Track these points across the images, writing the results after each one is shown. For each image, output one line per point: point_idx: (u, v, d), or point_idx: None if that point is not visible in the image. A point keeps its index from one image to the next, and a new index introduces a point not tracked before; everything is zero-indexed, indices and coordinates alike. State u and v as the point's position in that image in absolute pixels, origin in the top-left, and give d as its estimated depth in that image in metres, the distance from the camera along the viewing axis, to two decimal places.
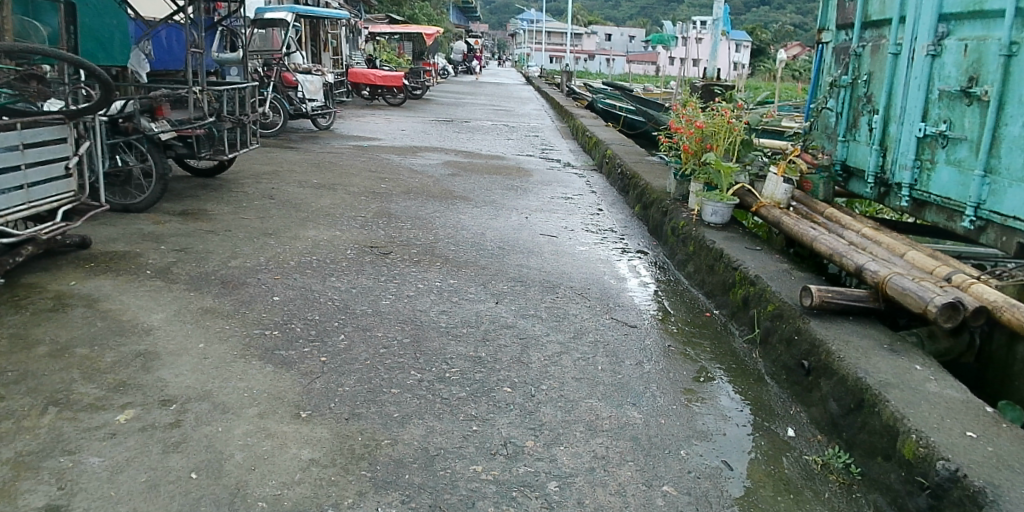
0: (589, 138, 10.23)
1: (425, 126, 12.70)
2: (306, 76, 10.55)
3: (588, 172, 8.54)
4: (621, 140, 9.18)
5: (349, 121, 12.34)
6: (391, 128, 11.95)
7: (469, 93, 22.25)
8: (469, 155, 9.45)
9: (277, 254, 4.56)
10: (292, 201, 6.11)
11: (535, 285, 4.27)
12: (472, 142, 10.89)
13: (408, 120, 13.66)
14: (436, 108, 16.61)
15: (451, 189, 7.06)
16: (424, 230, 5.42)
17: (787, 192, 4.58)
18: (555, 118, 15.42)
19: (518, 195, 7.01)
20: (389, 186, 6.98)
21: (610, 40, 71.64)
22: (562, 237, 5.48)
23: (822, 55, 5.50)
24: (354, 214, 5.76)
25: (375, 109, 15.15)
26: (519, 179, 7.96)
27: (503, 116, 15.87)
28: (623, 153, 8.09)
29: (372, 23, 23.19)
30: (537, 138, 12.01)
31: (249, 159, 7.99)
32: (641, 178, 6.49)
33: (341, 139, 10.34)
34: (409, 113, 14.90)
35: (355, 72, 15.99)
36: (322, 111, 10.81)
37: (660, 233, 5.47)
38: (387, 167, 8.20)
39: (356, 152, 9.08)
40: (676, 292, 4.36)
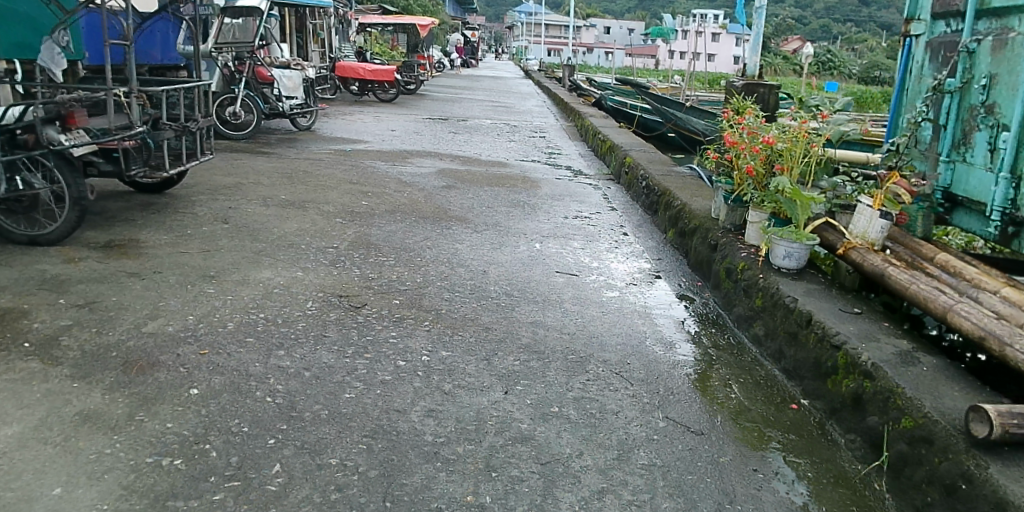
0: (601, 141, 9.13)
1: (418, 125, 11.58)
2: (283, 71, 9.47)
3: (604, 183, 7.43)
4: (639, 145, 8.05)
5: (334, 121, 11.22)
6: (379, 129, 10.81)
7: (466, 88, 21.16)
8: (467, 161, 8.33)
9: (213, 310, 3.46)
10: (252, 226, 5.02)
11: (555, 356, 3.19)
12: (469, 145, 9.78)
13: (399, 118, 12.50)
14: (430, 105, 15.43)
15: (444, 206, 5.95)
16: (410, 267, 4.31)
17: (884, 229, 3.50)
18: (559, 115, 14.28)
19: (525, 214, 5.90)
20: (371, 204, 5.87)
21: (609, 34, 70.44)
22: (584, 275, 4.39)
23: (910, 50, 4.37)
24: (324, 245, 4.67)
25: (364, 106, 13.97)
26: (526, 191, 6.85)
27: (503, 113, 14.70)
28: (645, 162, 6.97)
29: (364, 14, 21.91)
30: (542, 139, 10.89)
31: (210, 168, 6.88)
32: (675, 197, 5.39)
33: (322, 142, 9.20)
34: (401, 111, 13.74)
35: (343, 65, 14.73)
36: (301, 110, 9.79)
37: (706, 273, 4.37)
38: (373, 176, 7.09)
39: (337, 158, 7.97)
40: (743, 367, 3.29)
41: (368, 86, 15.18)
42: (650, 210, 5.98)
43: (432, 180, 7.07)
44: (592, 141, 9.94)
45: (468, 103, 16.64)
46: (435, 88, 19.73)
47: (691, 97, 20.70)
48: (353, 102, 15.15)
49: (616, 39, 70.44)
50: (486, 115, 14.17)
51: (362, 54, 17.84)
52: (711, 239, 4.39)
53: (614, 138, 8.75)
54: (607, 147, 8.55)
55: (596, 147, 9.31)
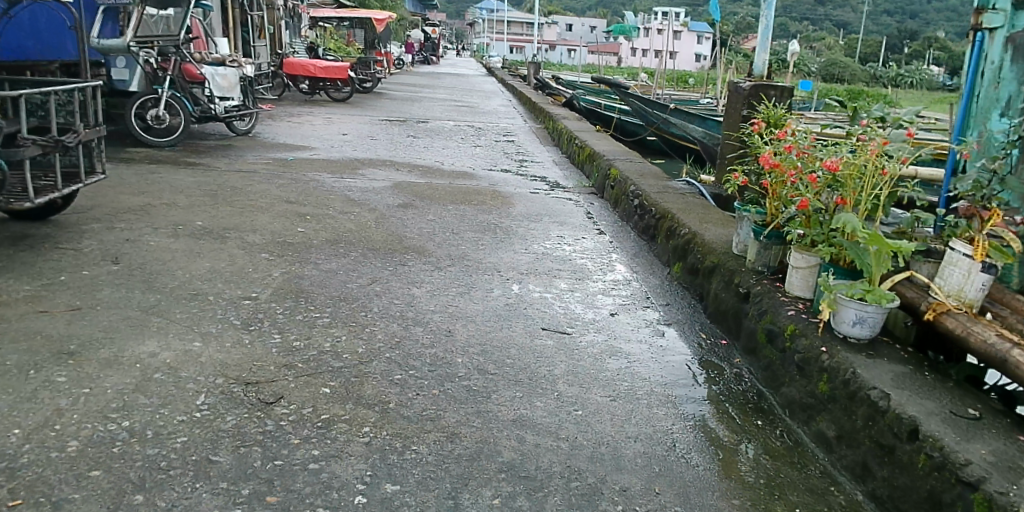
0: (577, 147, 8.16)
1: (374, 128, 10.50)
2: (216, 68, 8.28)
3: (585, 199, 6.45)
4: (623, 154, 7.09)
5: (279, 124, 10.07)
6: (329, 133, 9.71)
7: (427, 86, 20.07)
8: (427, 172, 7.29)
9: (54, 417, 2.40)
10: (151, 266, 3.94)
11: (552, 485, 2.20)
12: (430, 151, 8.74)
13: (353, 120, 11.37)
14: (388, 105, 14.29)
15: (399, 233, 4.93)
16: (350, 328, 3.28)
17: (985, 286, 2.59)
18: (528, 117, 13.30)
19: (498, 242, 4.91)
20: (307, 231, 4.81)
21: (572, 31, 69.74)
22: (578, 331, 3.41)
23: (985, 46, 3.40)
24: (239, 294, 3.61)
25: (315, 108, 12.81)
26: (497, 209, 5.84)
27: (466, 114, 13.64)
28: (634, 174, 6.02)
29: (317, 8, 20.64)
30: (511, 144, 9.90)
31: (118, 186, 5.75)
32: (681, 223, 4.43)
33: (261, 149, 8.08)
34: (356, 112, 12.60)
35: (292, 62, 13.63)
36: (238, 112, 8.63)
37: (732, 330, 3.42)
38: (315, 192, 6.01)
39: (276, 170, 6.88)
40: (813, 490, 2.34)
41: (319, 85, 14.02)
42: (647, 236, 5.01)
43: (386, 196, 6.02)
44: (567, 146, 8.99)
45: (430, 103, 15.54)
46: (395, 87, 18.55)
47: (663, 96, 19.83)
48: (303, 102, 13.95)
49: (580, 36, 69.65)
50: (448, 116, 13.08)
51: (314, 50, 16.59)
52: (739, 285, 3.44)
53: (592, 144, 7.79)
54: (586, 155, 7.58)
55: (571, 155, 8.34)
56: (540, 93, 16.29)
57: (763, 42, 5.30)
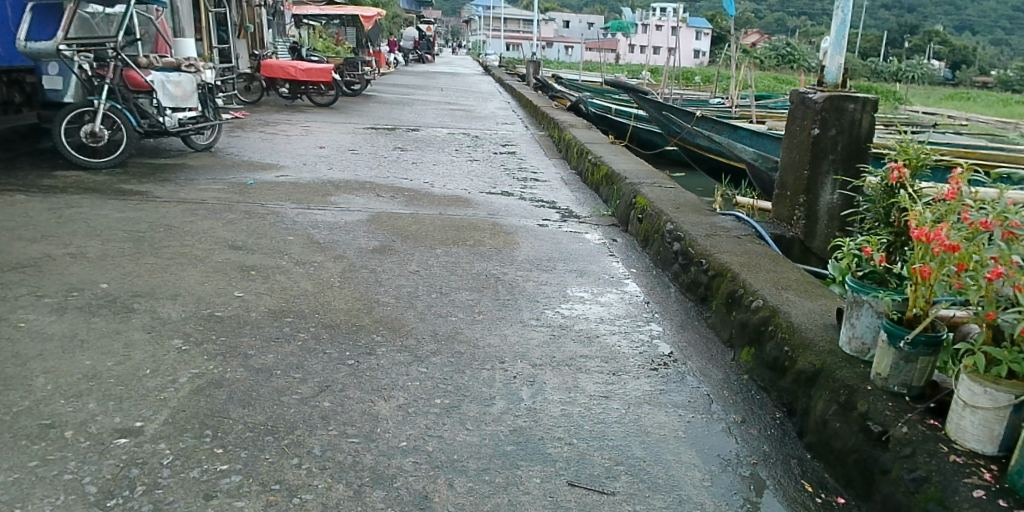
0: (590, 161, 7.02)
1: (357, 139, 9.32)
2: (166, 75, 7.09)
3: (606, 234, 5.27)
4: (648, 175, 5.91)
5: (248, 137, 8.90)
6: (305, 146, 8.53)
7: (420, 88, 18.89)
8: (413, 197, 6.11)
9: None
10: (6, 368, 2.78)
11: None
12: (418, 168, 7.57)
13: (334, 129, 10.18)
14: (375, 110, 13.08)
15: (369, 294, 3.75)
16: (270, 496, 2.11)
17: None
18: (528, 123, 12.13)
19: (500, 305, 3.74)
20: (246, 296, 3.64)
21: (569, 27, 68.50)
22: (624, 488, 2.25)
23: None
24: (115, 423, 2.43)
25: (293, 115, 11.58)
26: (497, 251, 4.66)
27: (462, 120, 12.48)
28: (668, 205, 4.85)
29: (302, 5, 19.41)
30: (511, 157, 8.72)
31: (20, 227, 4.57)
32: (749, 290, 3.28)
33: (219, 169, 6.90)
34: (339, 118, 11.38)
35: (271, 63, 12.55)
36: (195, 125, 7.44)
37: (857, 483, 2.29)
38: (269, 231, 4.83)
39: (230, 198, 5.70)
40: None
41: (301, 88, 12.81)
42: (695, 298, 3.86)
43: (359, 234, 4.85)
44: (576, 159, 7.82)
45: (422, 107, 14.32)
46: (384, 88, 17.31)
47: (670, 96, 18.58)
48: (281, 108, 12.71)
49: (578, 33, 68.26)
50: (441, 122, 11.88)
51: (296, 49, 15.35)
52: (867, 416, 2.30)
53: (608, 160, 6.62)
54: (602, 175, 6.42)
55: (584, 172, 7.18)
56: (541, 95, 15.08)
57: (839, 41, 4.27)
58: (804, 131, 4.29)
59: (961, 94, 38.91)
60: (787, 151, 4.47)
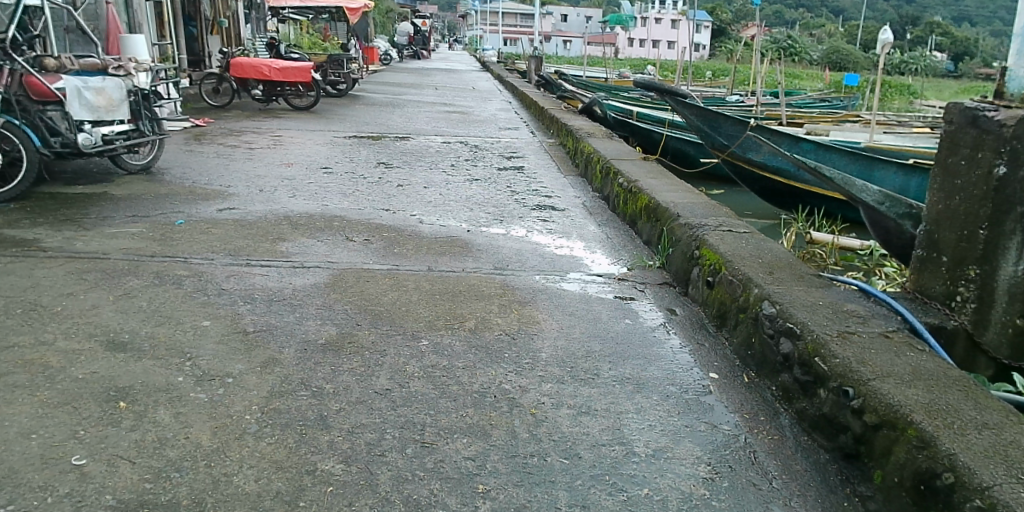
0: (622, 183, 5.53)
1: (334, 153, 7.89)
2: (84, 79, 5.62)
3: (660, 302, 3.79)
4: (708, 211, 4.42)
5: (202, 153, 7.44)
6: (269, 163, 7.08)
7: (412, 86, 17.46)
8: (392, 241, 4.62)
9: None
10: None
11: None
12: (403, 192, 6.13)
13: (309, 139, 8.72)
14: (360, 115, 11.56)
15: (300, 452, 2.27)
16: None
17: None
18: (534, 128, 10.70)
19: (520, 470, 2.25)
20: (91, 468, 2.16)
21: (568, 21, 66.92)
22: None
23: None
24: None
25: (265, 123, 10.06)
26: (509, 341, 3.17)
27: (458, 125, 11.05)
28: (757, 269, 3.36)
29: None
30: (518, 173, 7.26)
31: None
32: (973, 487, 1.84)
33: (150, 200, 5.42)
34: (317, 125, 9.92)
35: (241, 62, 11.31)
36: (125, 143, 6.01)
37: None
38: (178, 309, 3.36)
39: (143, 248, 4.22)
40: None
41: (276, 89, 11.52)
42: (838, 452, 2.39)
43: (308, 314, 3.38)
44: (599, 178, 6.33)
45: (415, 110, 12.80)
46: (373, 88, 15.76)
47: None
48: (254, 113, 11.19)
49: (578, 27, 66.57)
50: (435, 128, 10.44)
51: (275, 47, 13.82)
52: None
53: (649, 187, 5.14)
54: (642, 207, 4.94)
55: (612, 199, 5.70)
56: (547, 95, 13.55)
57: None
58: (980, 170, 2.83)
59: (978, 86, 37.42)
60: (942, 197, 3.00)
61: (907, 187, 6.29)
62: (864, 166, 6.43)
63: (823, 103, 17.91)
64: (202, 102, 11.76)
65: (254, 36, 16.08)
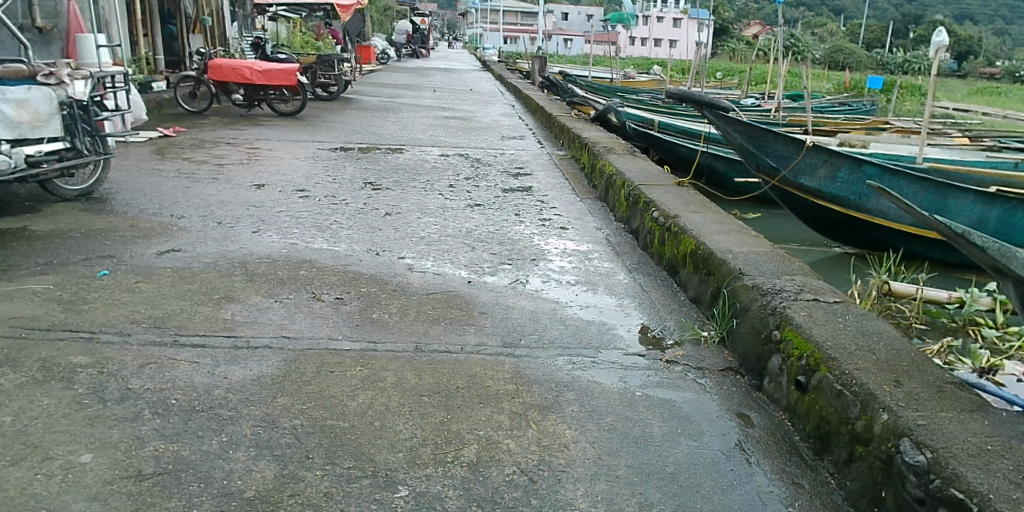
0: (659, 216, 4.55)
1: (315, 169, 6.92)
2: (3, 90, 4.62)
3: (727, 401, 2.82)
4: (779, 267, 3.44)
5: (162, 172, 6.48)
6: (238, 184, 6.12)
7: (411, 87, 16.51)
8: (371, 297, 3.63)
9: None
10: None
11: None
12: (390, 222, 5.16)
13: (289, 152, 7.76)
14: (350, 121, 10.56)
15: None
16: None
17: None
18: (542, 137, 9.74)
19: None
20: None
21: (570, 19, 65.91)
22: None
23: None
24: None
25: (243, 132, 9.10)
26: (526, 488, 2.20)
27: (458, 133, 10.09)
28: (877, 376, 2.40)
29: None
30: (526, 195, 6.28)
31: None
32: None
33: (80, 237, 4.45)
34: (301, 135, 8.96)
35: (219, 63, 10.35)
36: (57, 165, 5.02)
37: None
38: (54, 431, 2.39)
39: (42, 315, 3.25)
40: None
41: (259, 94, 10.55)
42: None
43: (239, 434, 2.40)
44: (626, 205, 5.34)
45: (411, 115, 11.80)
46: (367, 91, 14.76)
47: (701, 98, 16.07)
48: (233, 120, 10.22)
49: (581, 25, 65.56)
50: (432, 137, 9.47)
51: (261, 46, 12.82)
52: None
53: (695, 226, 4.15)
54: (687, 252, 3.96)
55: (645, 235, 4.73)
56: (554, 100, 12.57)
57: None
58: None
59: (992, 87, 36.43)
60: None
61: (986, 220, 5.35)
62: (935, 192, 5.33)
63: (845, 107, 16.88)
64: (178, 107, 10.79)
65: (240, 35, 15.10)
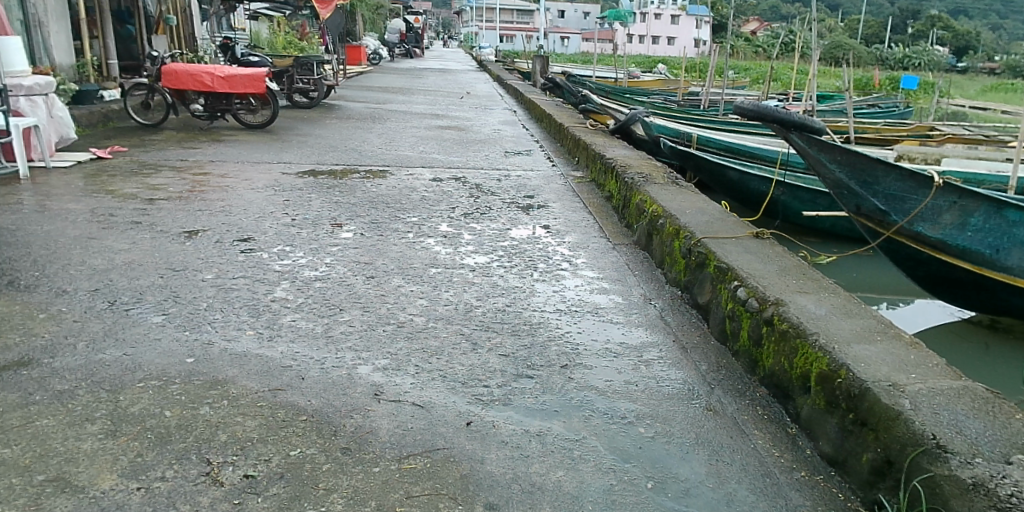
0: (746, 294, 3.12)
1: (270, 204, 5.49)
2: None
3: None
4: (996, 435, 2.05)
5: (68, 214, 5.03)
6: (162, 231, 4.68)
7: (400, 91, 15.11)
8: (301, 470, 2.20)
9: None
10: None
11: None
12: (357, 290, 3.74)
13: (244, 179, 6.33)
14: (328, 134, 9.14)
15: None
16: None
17: None
18: (551, 152, 8.33)
19: None
20: None
21: (566, 17, 64.51)
22: None
23: None
24: None
25: (197, 150, 7.66)
26: None
27: (453, 146, 8.68)
28: None
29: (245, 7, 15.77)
30: (541, 239, 4.84)
31: None
32: None
33: None
34: (266, 153, 7.55)
35: (175, 68, 8.89)
36: None
37: None
38: None
39: None
40: None
41: (222, 104, 9.12)
42: None
43: None
44: (683, 263, 3.90)
45: (399, 124, 10.36)
46: (350, 96, 13.29)
47: (718, 99, 14.68)
48: (191, 134, 8.78)
49: (578, 24, 64.23)
50: (422, 153, 8.05)
51: (230, 48, 11.42)
52: None
53: (815, 323, 2.74)
54: (810, 370, 2.57)
55: (721, 319, 3.32)
56: (560, 106, 11.16)
57: None
58: None
59: (1005, 83, 35.14)
60: None
61: None
62: None
63: (873, 109, 15.46)
64: (128, 120, 9.33)
65: (208, 35, 13.60)
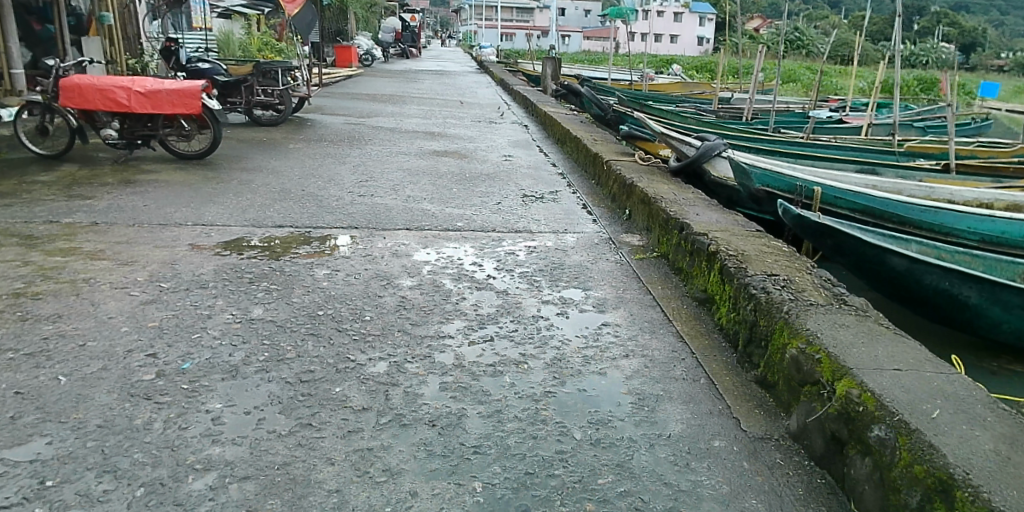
0: None
1: (135, 328, 3.20)
2: None
3: None
4: None
5: None
6: None
7: (390, 99, 12.82)
8: None
9: None
10: None
11: None
12: None
13: (119, 263, 4.04)
14: (285, 168, 6.87)
15: None
16: None
17: None
18: (584, 197, 6.06)
19: None
20: None
21: (569, 14, 62.12)
22: None
23: None
24: None
25: (88, 201, 5.41)
26: None
27: (452, 186, 6.39)
28: None
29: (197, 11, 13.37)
30: (613, 424, 2.56)
31: None
32: None
33: None
34: (182, 207, 5.28)
35: (78, 82, 6.59)
36: None
37: None
38: None
39: None
40: None
41: (144, 126, 6.84)
42: None
43: None
44: None
45: (382, 149, 8.07)
46: (328, 108, 10.97)
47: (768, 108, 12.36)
48: (98, 170, 6.52)
49: (581, 20, 61.88)
50: (405, 201, 5.76)
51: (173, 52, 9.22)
52: None
53: None
54: None
55: None
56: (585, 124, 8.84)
57: None
58: None
59: None
60: None
61: None
62: None
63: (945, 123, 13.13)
64: (23, 149, 7.06)
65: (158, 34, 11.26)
